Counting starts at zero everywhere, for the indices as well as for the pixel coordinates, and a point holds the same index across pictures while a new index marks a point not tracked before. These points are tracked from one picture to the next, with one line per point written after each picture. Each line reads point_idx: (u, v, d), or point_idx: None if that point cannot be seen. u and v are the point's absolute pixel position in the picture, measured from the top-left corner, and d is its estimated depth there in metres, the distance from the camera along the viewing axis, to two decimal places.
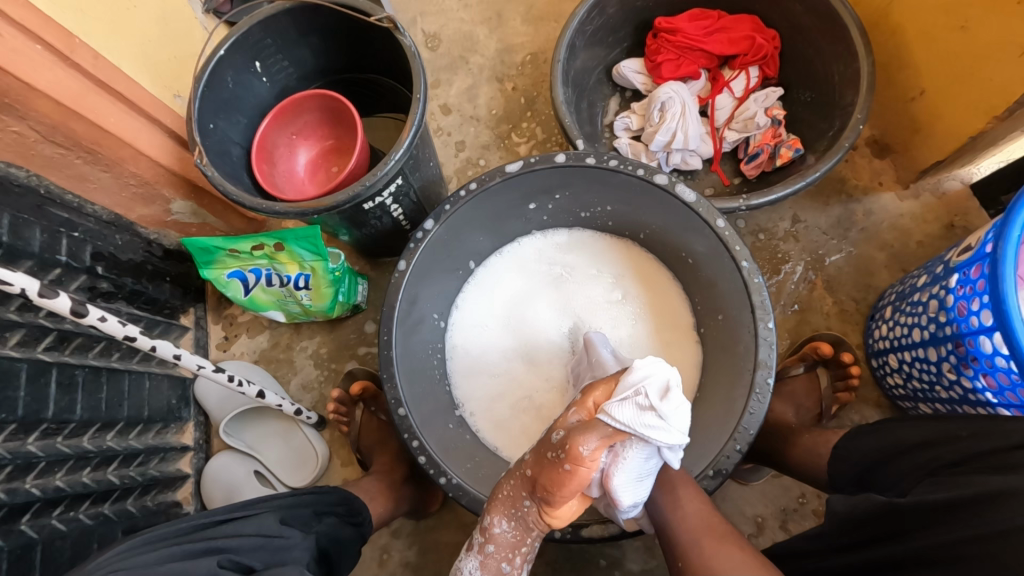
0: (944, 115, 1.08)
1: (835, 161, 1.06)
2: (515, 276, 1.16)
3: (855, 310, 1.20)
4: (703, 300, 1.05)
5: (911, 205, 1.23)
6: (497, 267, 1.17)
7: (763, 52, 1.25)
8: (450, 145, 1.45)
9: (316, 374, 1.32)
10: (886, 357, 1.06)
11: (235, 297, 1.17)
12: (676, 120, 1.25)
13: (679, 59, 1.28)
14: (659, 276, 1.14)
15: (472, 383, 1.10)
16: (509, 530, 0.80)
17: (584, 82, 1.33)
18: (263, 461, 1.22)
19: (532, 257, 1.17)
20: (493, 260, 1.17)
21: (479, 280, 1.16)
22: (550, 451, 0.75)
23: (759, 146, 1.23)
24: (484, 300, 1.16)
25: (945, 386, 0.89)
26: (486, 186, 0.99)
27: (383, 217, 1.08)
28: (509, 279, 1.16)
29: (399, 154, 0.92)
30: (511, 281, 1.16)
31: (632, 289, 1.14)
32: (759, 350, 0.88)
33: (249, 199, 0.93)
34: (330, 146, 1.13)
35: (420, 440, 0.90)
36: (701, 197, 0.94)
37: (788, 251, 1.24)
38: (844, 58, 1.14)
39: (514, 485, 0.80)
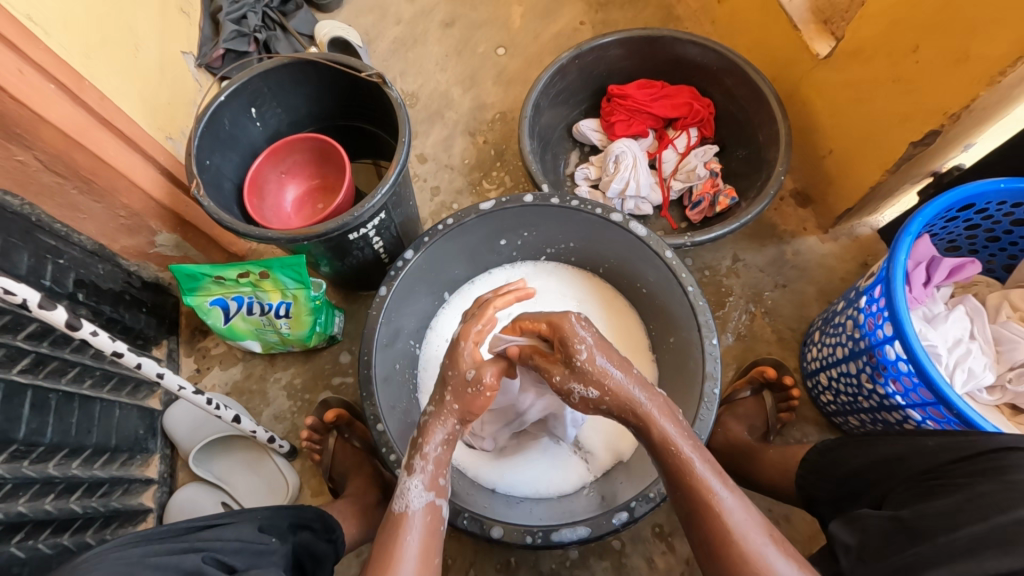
0: (849, 170, 1.28)
1: (763, 206, 1.23)
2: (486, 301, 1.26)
3: (791, 337, 1.34)
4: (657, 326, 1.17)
5: (831, 246, 1.41)
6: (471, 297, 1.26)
7: (700, 116, 1.46)
8: (426, 190, 1.57)
9: (289, 404, 1.34)
10: (819, 376, 1.19)
11: (215, 325, 1.20)
12: (628, 171, 1.41)
13: (629, 120, 1.47)
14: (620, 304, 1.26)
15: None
16: (441, 447, 0.82)
17: (547, 137, 1.50)
18: (232, 492, 1.21)
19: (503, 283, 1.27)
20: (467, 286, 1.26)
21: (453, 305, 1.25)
22: (467, 386, 0.83)
23: (701, 194, 1.40)
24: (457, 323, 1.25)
25: (867, 395, 1.01)
26: (463, 221, 1.10)
27: (366, 249, 1.16)
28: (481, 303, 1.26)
29: (385, 189, 1.03)
30: None
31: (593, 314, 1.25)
32: (706, 364, 0.99)
33: (242, 226, 1.00)
34: (318, 184, 1.22)
35: (398, 454, 0.95)
36: (651, 232, 1.08)
37: (731, 285, 1.39)
38: (766, 122, 1.35)
39: (441, 417, 0.83)
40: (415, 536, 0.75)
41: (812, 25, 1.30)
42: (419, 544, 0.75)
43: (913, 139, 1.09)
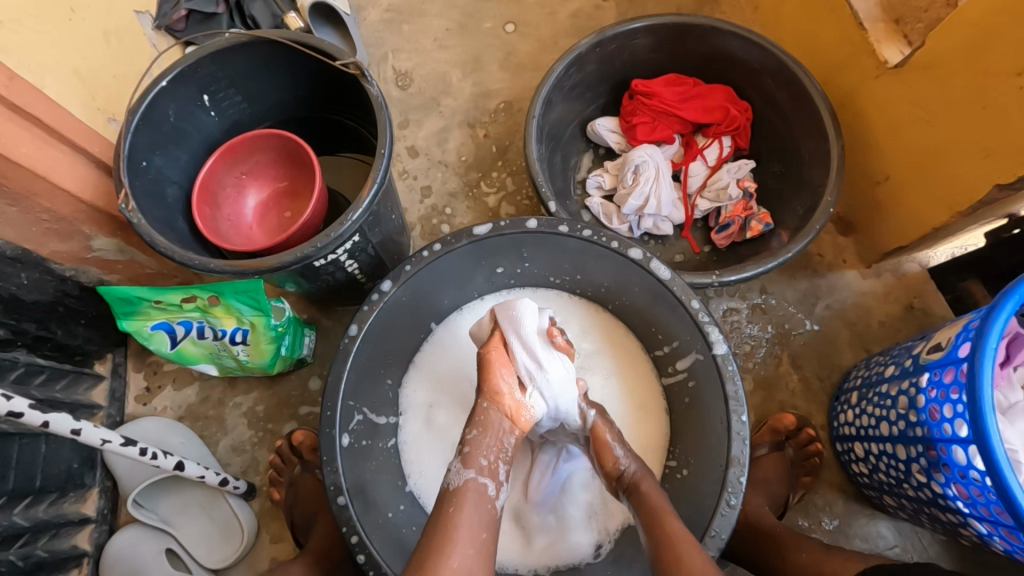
0: (909, 201, 1.08)
1: (807, 243, 1.05)
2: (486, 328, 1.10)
3: (820, 387, 1.18)
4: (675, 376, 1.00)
5: (873, 283, 1.24)
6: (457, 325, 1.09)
7: (737, 123, 1.25)
8: (416, 189, 1.37)
9: (249, 434, 1.19)
10: (852, 444, 1.04)
11: (159, 349, 1.03)
12: (649, 185, 1.22)
13: (654, 123, 1.27)
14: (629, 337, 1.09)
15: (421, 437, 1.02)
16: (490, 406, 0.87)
17: (559, 136, 1.30)
18: (178, 537, 1.07)
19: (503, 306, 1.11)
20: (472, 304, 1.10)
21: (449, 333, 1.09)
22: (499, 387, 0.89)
23: (731, 217, 1.21)
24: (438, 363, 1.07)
25: (914, 485, 0.87)
26: (452, 248, 0.95)
27: (337, 272, 0.99)
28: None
29: (357, 214, 0.83)
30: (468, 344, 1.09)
31: (597, 344, 1.09)
32: (733, 446, 0.83)
33: (180, 252, 0.80)
34: (284, 188, 1.03)
35: (361, 536, 0.81)
36: (675, 276, 0.92)
37: (755, 323, 1.23)
38: (815, 137, 1.15)
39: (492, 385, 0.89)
40: (469, 511, 0.75)
41: (881, 24, 1.06)
42: (473, 517, 0.74)
43: (999, 180, 0.91)
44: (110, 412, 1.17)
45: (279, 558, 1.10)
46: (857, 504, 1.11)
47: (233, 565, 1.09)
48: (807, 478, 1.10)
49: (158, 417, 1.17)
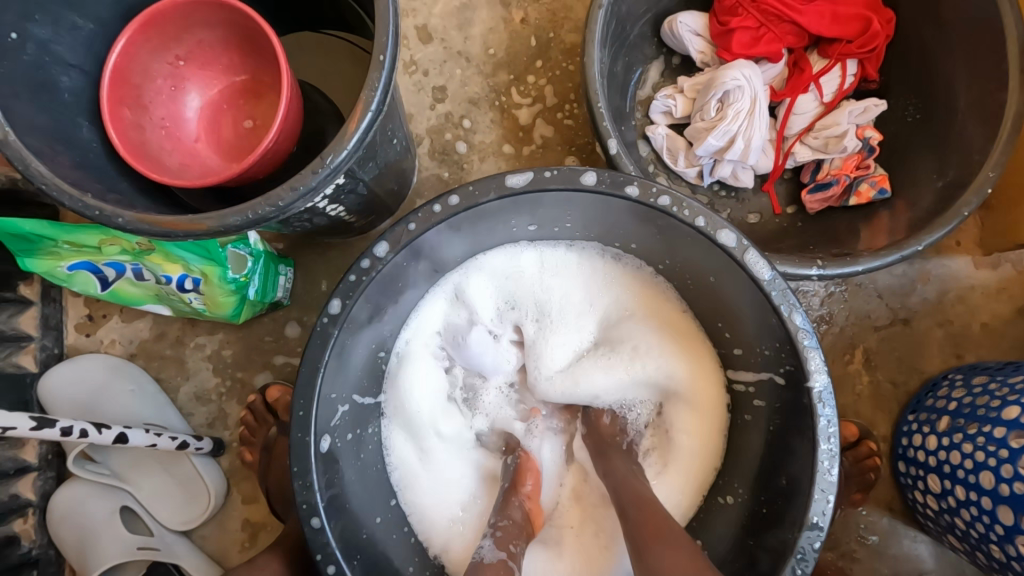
0: None
1: (945, 232, 0.79)
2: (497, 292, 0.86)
3: (892, 394, 1.00)
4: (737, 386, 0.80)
5: (986, 275, 1.00)
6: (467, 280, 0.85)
7: (874, 43, 0.91)
8: (425, 90, 1.05)
9: (215, 382, 1.01)
10: (923, 474, 0.88)
11: (86, 290, 0.80)
12: (740, 120, 0.91)
13: (759, 29, 0.92)
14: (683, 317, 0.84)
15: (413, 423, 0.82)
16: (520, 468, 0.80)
17: (624, 35, 0.96)
18: (135, 494, 0.94)
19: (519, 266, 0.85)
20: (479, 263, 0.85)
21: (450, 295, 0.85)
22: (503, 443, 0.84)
23: (835, 175, 0.93)
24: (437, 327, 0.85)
25: (1007, 551, 0.73)
26: (475, 202, 0.69)
27: (314, 218, 0.73)
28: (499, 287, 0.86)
29: (341, 158, 0.55)
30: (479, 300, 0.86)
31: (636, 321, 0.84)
32: (811, 502, 0.66)
33: (74, 193, 0.53)
34: (241, 84, 0.73)
35: (340, 566, 0.65)
36: (777, 275, 0.67)
37: (830, 310, 1.01)
38: (984, 77, 0.83)
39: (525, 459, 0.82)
40: None
41: None
42: None
43: None
44: (44, 344, 0.97)
45: (253, 520, 0.99)
46: (904, 525, 0.98)
47: (201, 526, 0.97)
48: (857, 495, 0.96)
49: (102, 355, 0.97)
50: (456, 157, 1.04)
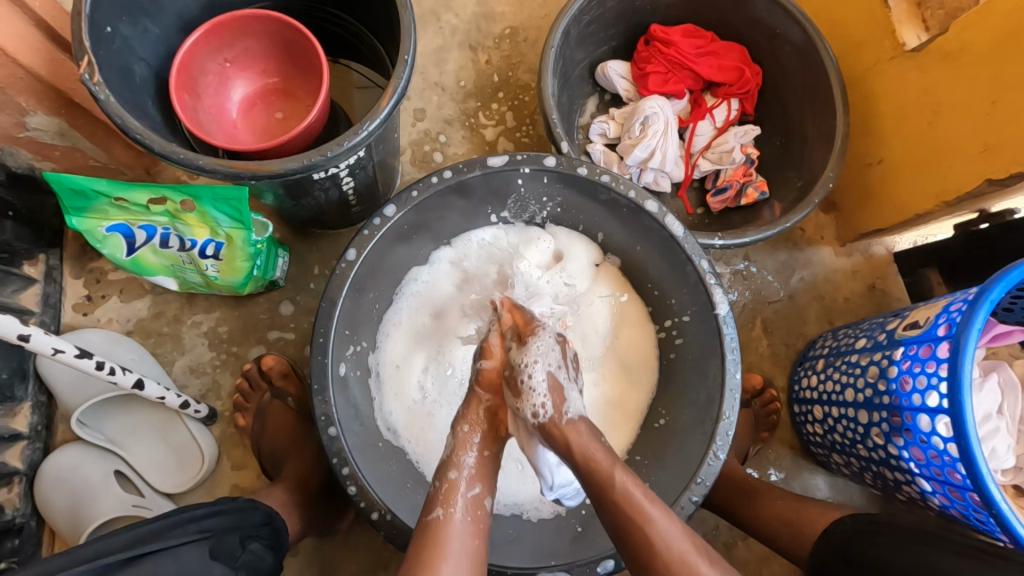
0: (895, 187, 1.16)
1: (802, 216, 1.08)
2: (479, 264, 1.04)
3: (785, 354, 1.25)
4: (660, 333, 1.02)
5: (844, 261, 1.31)
6: (462, 250, 1.03)
7: (748, 87, 1.24)
8: (408, 112, 1.27)
9: (209, 356, 1.10)
10: (811, 406, 1.12)
11: (112, 255, 0.91)
12: (657, 138, 1.19)
13: (667, 74, 1.23)
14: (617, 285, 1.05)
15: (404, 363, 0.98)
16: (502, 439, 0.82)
17: (568, 74, 1.23)
18: (128, 459, 0.99)
19: (492, 244, 1.04)
20: (454, 242, 1.03)
21: (442, 266, 1.03)
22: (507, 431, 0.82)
23: (729, 181, 1.21)
24: (429, 287, 1.02)
25: (868, 445, 0.96)
26: (463, 177, 0.89)
27: (331, 190, 0.90)
28: (476, 262, 1.04)
29: (373, 125, 0.73)
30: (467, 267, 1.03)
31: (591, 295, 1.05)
32: (724, 401, 0.87)
33: (160, 140, 0.69)
34: (274, 85, 0.92)
35: (352, 468, 0.77)
36: (688, 233, 0.91)
37: (734, 288, 1.28)
38: (820, 111, 1.16)
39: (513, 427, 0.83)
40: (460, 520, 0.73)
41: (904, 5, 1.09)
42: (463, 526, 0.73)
43: (992, 176, 0.98)
44: (43, 320, 1.03)
45: (241, 484, 1.05)
46: (804, 461, 1.21)
47: (190, 490, 1.02)
48: (765, 434, 1.19)
49: (101, 331, 1.05)
50: (433, 165, 1.25)
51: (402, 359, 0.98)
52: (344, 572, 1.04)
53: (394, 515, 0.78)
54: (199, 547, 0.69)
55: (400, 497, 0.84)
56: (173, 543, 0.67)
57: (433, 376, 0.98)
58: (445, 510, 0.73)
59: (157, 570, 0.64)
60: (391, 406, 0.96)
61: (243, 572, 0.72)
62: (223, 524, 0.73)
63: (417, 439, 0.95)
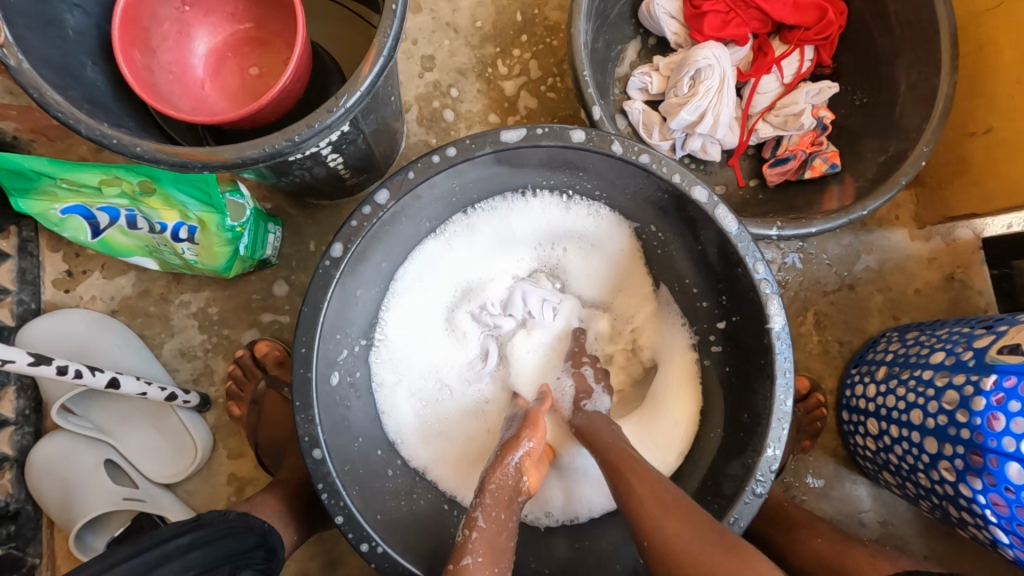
0: (1004, 164, 0.95)
1: (885, 200, 0.89)
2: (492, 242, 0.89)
3: (838, 353, 1.10)
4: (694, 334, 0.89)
5: (920, 247, 1.12)
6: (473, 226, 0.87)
7: (829, 32, 1.01)
8: (415, 59, 1.08)
9: (200, 339, 1.02)
10: (863, 419, 0.99)
11: (75, 238, 0.80)
12: (710, 96, 0.99)
13: (728, 14, 1.00)
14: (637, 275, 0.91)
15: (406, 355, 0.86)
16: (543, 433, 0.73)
17: (605, 13, 1.02)
18: (118, 447, 0.94)
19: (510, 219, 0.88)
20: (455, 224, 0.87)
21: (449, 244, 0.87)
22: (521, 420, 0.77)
23: (792, 151, 1.02)
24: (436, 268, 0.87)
25: (932, 477, 0.84)
26: (470, 155, 0.73)
27: (315, 167, 0.76)
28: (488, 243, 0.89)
29: (354, 99, 0.58)
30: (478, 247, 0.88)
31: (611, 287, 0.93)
32: (769, 431, 0.74)
33: (91, 121, 0.55)
34: (246, 33, 0.76)
35: (340, 497, 0.69)
36: (743, 230, 0.75)
37: (786, 275, 1.11)
38: (920, 67, 0.93)
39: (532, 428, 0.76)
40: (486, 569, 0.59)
41: None
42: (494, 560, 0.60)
43: None
44: (21, 298, 0.96)
45: (239, 474, 1.00)
46: (847, 470, 1.09)
47: (185, 480, 0.98)
48: (806, 442, 1.07)
49: (84, 310, 0.97)
50: (443, 125, 1.08)
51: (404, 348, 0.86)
52: (343, 566, 1.01)
53: (386, 546, 0.70)
54: None
55: (399, 518, 0.76)
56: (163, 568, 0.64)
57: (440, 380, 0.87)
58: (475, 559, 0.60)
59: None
60: (392, 402, 0.84)
61: None
62: (211, 555, 0.66)
63: (423, 439, 0.84)
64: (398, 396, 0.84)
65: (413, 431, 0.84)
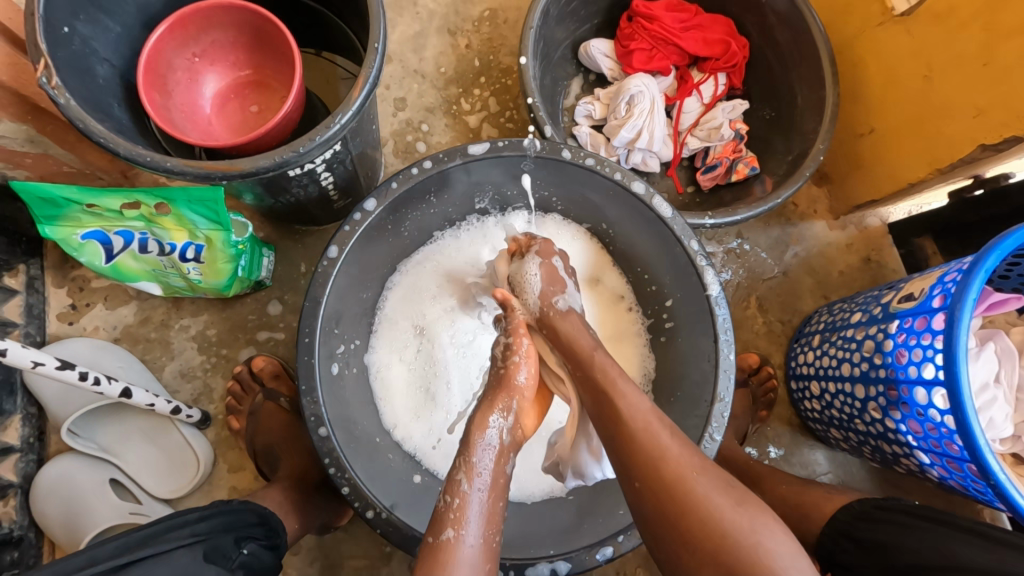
0: (889, 156, 1.14)
1: (795, 189, 1.06)
2: (469, 251, 1.02)
3: (781, 331, 1.24)
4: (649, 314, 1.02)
5: (838, 234, 1.29)
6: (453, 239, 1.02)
7: (735, 60, 1.21)
8: (388, 101, 1.24)
9: (199, 360, 1.09)
10: (807, 382, 1.12)
11: (90, 263, 0.89)
12: (643, 116, 1.16)
13: (652, 50, 1.20)
14: (598, 272, 1.05)
15: (397, 354, 0.97)
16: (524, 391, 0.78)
17: (550, 55, 1.20)
18: (122, 466, 0.98)
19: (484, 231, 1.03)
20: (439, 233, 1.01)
21: (433, 255, 1.01)
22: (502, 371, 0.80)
23: (718, 158, 1.20)
24: (422, 275, 1.00)
25: (865, 419, 0.96)
26: (443, 166, 0.87)
27: (309, 186, 0.88)
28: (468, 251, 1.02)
29: (346, 117, 0.71)
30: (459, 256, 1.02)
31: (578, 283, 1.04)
32: (719, 383, 0.86)
33: (126, 145, 0.66)
34: (246, 77, 0.89)
35: (345, 468, 0.76)
36: (677, 214, 0.89)
37: (728, 266, 1.26)
38: (810, 83, 1.13)
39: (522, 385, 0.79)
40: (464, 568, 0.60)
41: None
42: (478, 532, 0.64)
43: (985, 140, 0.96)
44: (28, 331, 1.02)
45: (239, 486, 1.05)
46: (802, 436, 1.20)
47: (187, 495, 1.02)
48: (763, 412, 1.18)
49: (88, 339, 1.03)
50: (417, 156, 1.23)
51: (396, 347, 0.97)
52: (344, 568, 1.04)
53: (390, 513, 0.77)
54: (192, 550, 0.67)
55: (399, 490, 0.83)
56: (165, 548, 0.65)
57: (429, 369, 0.97)
58: (456, 532, 0.63)
59: (149, 574, 0.62)
60: (386, 395, 0.94)
61: (240, 574, 0.70)
62: (214, 526, 0.72)
63: (414, 429, 0.93)
64: (390, 383, 0.95)
65: (404, 414, 0.94)
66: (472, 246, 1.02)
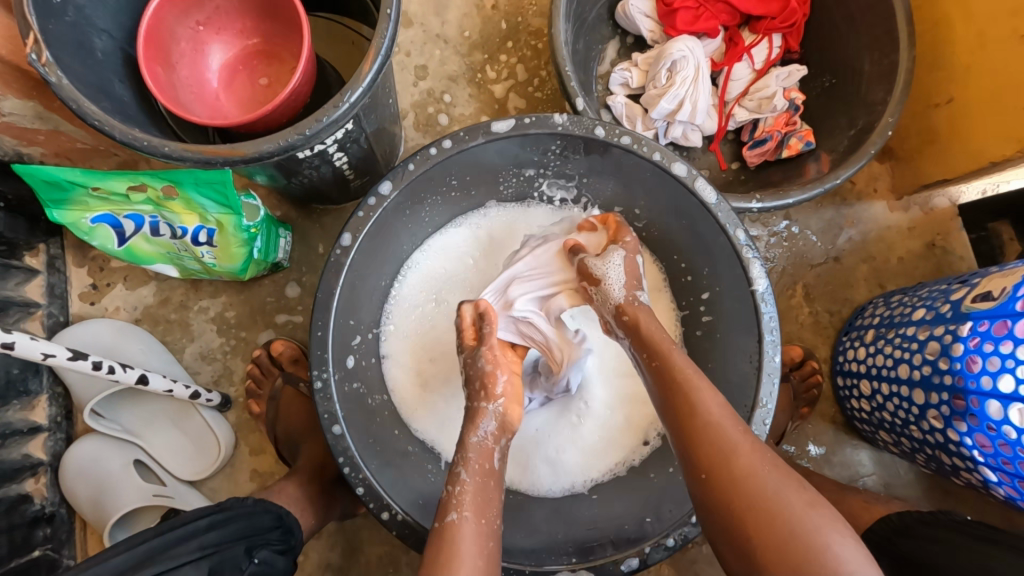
0: (968, 130, 1.01)
1: (856, 169, 0.95)
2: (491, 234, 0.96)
3: (828, 323, 1.15)
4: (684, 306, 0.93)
5: (899, 217, 1.17)
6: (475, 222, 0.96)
7: (794, 19, 1.08)
8: (409, 70, 1.15)
9: (219, 342, 1.07)
10: (856, 381, 1.03)
11: (103, 247, 0.87)
12: (686, 85, 1.05)
13: (699, 9, 1.07)
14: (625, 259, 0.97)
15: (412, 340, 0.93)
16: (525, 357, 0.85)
17: (584, 16, 1.09)
18: (145, 448, 0.99)
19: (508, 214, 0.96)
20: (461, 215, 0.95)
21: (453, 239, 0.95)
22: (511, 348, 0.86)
23: (768, 131, 1.08)
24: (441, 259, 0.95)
25: (922, 427, 0.87)
26: (464, 146, 0.79)
27: (322, 167, 0.82)
28: (490, 235, 0.96)
29: (356, 94, 0.64)
30: (480, 239, 0.96)
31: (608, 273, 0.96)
32: (760, 387, 0.78)
33: (122, 128, 0.62)
34: (254, 47, 0.83)
35: (359, 469, 0.74)
36: (722, 200, 0.80)
37: (773, 251, 1.16)
38: (880, 45, 0.99)
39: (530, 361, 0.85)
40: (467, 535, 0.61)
41: None
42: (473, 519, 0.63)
43: None
44: (51, 311, 1.02)
45: (260, 470, 1.05)
46: (845, 435, 1.13)
47: (210, 477, 1.02)
48: (804, 410, 1.10)
49: (108, 320, 1.03)
50: (438, 129, 1.15)
51: (411, 333, 0.93)
52: (365, 553, 1.04)
53: (406, 515, 0.74)
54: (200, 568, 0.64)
55: (417, 487, 0.80)
56: (170, 567, 0.63)
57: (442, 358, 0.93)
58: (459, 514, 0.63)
59: None
60: (399, 383, 0.90)
61: None
62: (227, 535, 0.69)
63: (429, 419, 0.89)
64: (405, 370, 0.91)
65: (416, 404, 0.90)
66: (494, 231, 0.96)
